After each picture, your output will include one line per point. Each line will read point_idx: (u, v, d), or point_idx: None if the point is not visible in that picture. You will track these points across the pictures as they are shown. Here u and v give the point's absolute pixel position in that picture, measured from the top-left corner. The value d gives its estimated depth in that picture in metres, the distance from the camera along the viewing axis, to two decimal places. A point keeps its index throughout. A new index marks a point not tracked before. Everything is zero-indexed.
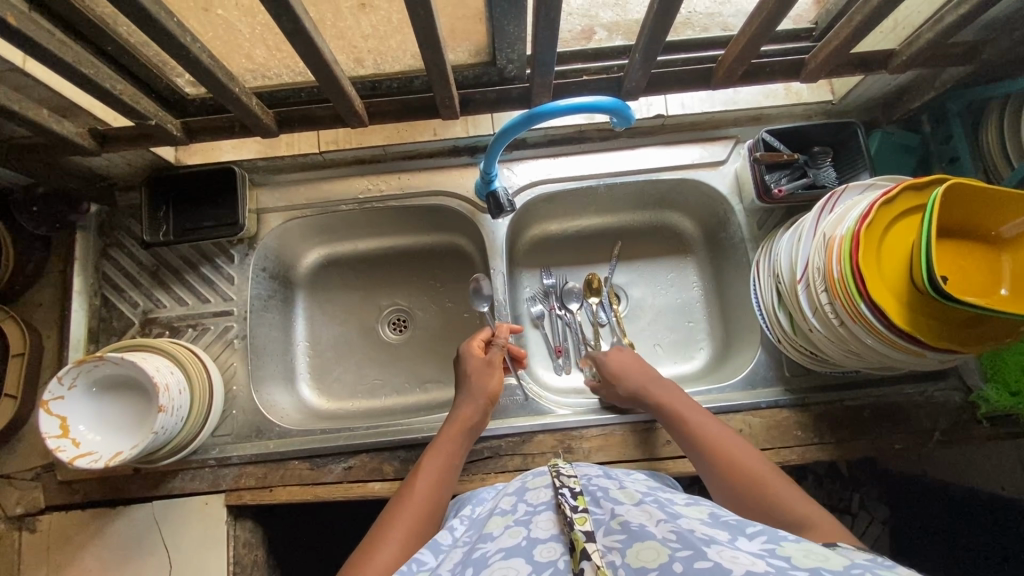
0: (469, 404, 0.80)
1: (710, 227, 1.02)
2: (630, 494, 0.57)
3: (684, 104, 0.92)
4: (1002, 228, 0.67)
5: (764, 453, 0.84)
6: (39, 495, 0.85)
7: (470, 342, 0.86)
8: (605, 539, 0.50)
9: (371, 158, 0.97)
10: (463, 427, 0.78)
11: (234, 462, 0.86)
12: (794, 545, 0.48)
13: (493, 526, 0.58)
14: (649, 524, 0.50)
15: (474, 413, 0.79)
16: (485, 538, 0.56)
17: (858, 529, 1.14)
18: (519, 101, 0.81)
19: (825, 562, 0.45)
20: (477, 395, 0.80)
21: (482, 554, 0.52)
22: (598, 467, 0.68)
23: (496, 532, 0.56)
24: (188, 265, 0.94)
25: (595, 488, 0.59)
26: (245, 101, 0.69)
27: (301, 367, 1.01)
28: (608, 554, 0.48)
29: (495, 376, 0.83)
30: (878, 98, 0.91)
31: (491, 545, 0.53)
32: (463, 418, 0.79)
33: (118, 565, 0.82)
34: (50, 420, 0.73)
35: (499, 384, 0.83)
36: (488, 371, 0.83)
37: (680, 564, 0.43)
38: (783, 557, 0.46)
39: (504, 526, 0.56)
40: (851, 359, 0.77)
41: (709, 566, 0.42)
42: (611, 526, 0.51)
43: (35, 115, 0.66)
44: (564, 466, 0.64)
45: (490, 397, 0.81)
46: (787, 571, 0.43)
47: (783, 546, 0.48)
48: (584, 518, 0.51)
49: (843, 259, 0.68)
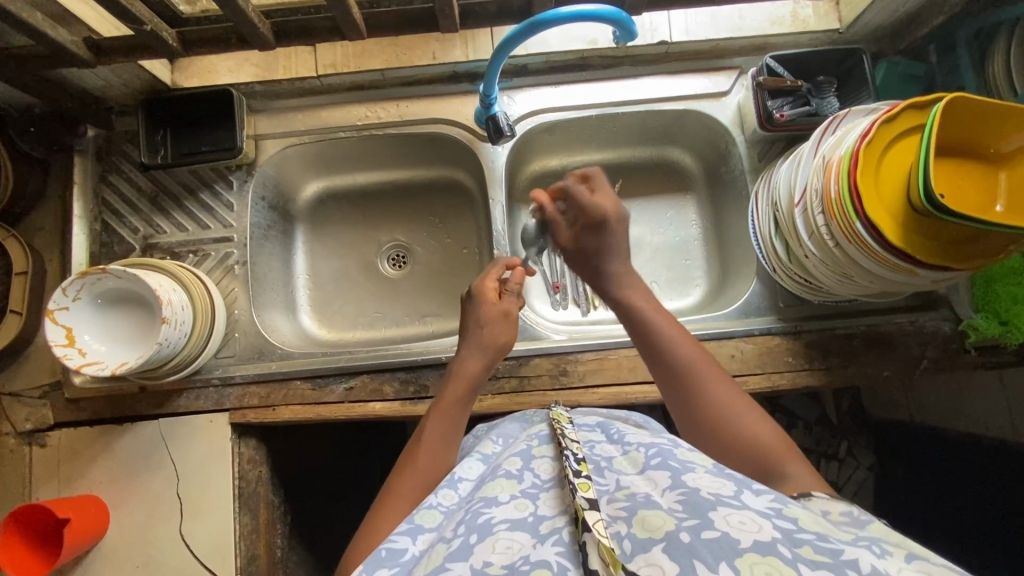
0: (474, 357, 0.73)
1: (711, 163, 1.02)
2: (633, 460, 0.57)
3: (689, 30, 0.90)
4: (1002, 144, 0.67)
5: (754, 377, 0.87)
6: (47, 412, 0.87)
7: (485, 282, 0.76)
8: (609, 508, 0.50)
9: (370, 84, 0.95)
10: (468, 383, 0.72)
11: (237, 381, 0.88)
12: (801, 508, 0.48)
13: (498, 490, 0.56)
14: (654, 493, 0.50)
15: (478, 367, 0.73)
16: (488, 501, 0.54)
17: (845, 475, 1.19)
18: (520, 15, 0.78)
19: (832, 531, 0.46)
20: (482, 348, 0.74)
21: (487, 521, 0.51)
22: (599, 428, 0.68)
23: (501, 497, 0.54)
24: (187, 191, 0.94)
25: (599, 458, 0.60)
26: (241, 5, 0.68)
27: (301, 299, 1.02)
28: (613, 524, 0.48)
29: (509, 329, 0.75)
30: (886, 27, 0.90)
31: (495, 512, 0.52)
32: (466, 375, 0.72)
33: (128, 478, 0.85)
34: (56, 329, 0.74)
35: (510, 335, 0.75)
36: (501, 323, 0.75)
37: (687, 535, 0.44)
38: (789, 519, 0.46)
39: (510, 495, 0.55)
40: (844, 284, 0.78)
41: (716, 538, 0.43)
42: (615, 495, 0.51)
43: (29, 16, 0.66)
44: (567, 426, 0.64)
45: (501, 352, 0.74)
46: (794, 536, 0.44)
47: (790, 508, 0.48)
48: (587, 485, 0.51)
49: (841, 178, 0.68)
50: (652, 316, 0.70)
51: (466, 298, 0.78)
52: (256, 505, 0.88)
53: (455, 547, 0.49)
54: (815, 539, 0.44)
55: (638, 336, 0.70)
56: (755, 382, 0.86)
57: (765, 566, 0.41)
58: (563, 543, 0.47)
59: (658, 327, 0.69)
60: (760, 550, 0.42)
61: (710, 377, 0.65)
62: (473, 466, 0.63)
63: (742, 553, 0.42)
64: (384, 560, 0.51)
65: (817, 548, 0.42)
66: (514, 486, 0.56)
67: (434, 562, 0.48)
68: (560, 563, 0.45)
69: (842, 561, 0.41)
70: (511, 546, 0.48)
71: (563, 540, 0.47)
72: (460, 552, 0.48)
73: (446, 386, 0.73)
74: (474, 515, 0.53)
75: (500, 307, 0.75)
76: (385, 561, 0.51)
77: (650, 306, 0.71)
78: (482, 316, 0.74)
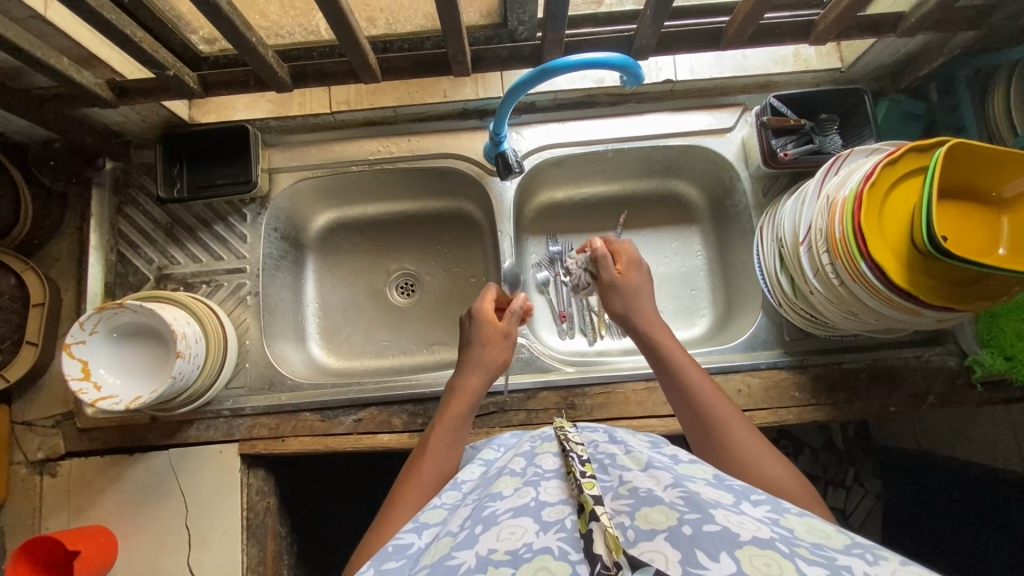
0: (476, 373, 0.77)
1: (715, 196, 1.04)
2: (637, 459, 0.57)
3: (693, 69, 0.93)
4: (1003, 189, 0.68)
5: (761, 412, 0.87)
6: (59, 442, 0.88)
7: (483, 304, 0.81)
8: (613, 504, 0.50)
9: (382, 120, 0.98)
10: (470, 397, 0.75)
11: (247, 412, 0.89)
12: (798, 519, 0.48)
13: (502, 485, 0.57)
14: (657, 488, 0.50)
15: (480, 382, 0.77)
16: (494, 496, 0.55)
17: (851, 503, 1.17)
18: (530, 59, 0.81)
19: (827, 539, 0.46)
20: (484, 365, 0.77)
21: (491, 513, 0.52)
22: (603, 430, 0.66)
23: (506, 490, 0.55)
24: (202, 223, 0.96)
25: (601, 456, 0.59)
26: (261, 52, 0.71)
27: (311, 327, 1.03)
28: (617, 517, 0.48)
29: (506, 349, 0.80)
30: (887, 67, 0.91)
31: (499, 504, 0.53)
32: (469, 389, 0.76)
33: (138, 509, 0.86)
34: (72, 363, 0.75)
35: (507, 355, 0.80)
36: (501, 343, 0.79)
37: (689, 528, 0.44)
38: (786, 527, 0.47)
39: (514, 487, 0.55)
40: (850, 321, 0.79)
41: (716, 531, 0.44)
42: (620, 491, 0.51)
43: (56, 62, 0.68)
44: (571, 431, 0.64)
45: (499, 369, 0.79)
46: (790, 540, 0.44)
47: (787, 518, 0.48)
48: (592, 483, 0.51)
49: (845, 219, 0.69)
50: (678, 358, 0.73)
51: (464, 320, 0.82)
52: (264, 537, 0.88)
53: (461, 538, 0.50)
54: (811, 547, 0.44)
55: (665, 377, 0.73)
56: (762, 416, 0.87)
57: (765, 557, 0.41)
58: (566, 530, 0.48)
59: (684, 369, 0.72)
60: (760, 544, 0.42)
61: (727, 412, 0.67)
62: (474, 470, 0.65)
63: (742, 545, 0.42)
64: (391, 554, 0.52)
65: (814, 551, 0.43)
66: (517, 480, 0.57)
67: (440, 552, 0.49)
68: (562, 548, 0.46)
69: (838, 565, 0.41)
70: (514, 533, 0.49)
71: (566, 527, 0.48)
72: (465, 541, 0.49)
73: (447, 403, 0.76)
74: (480, 509, 0.54)
75: (504, 330, 0.79)
76: (392, 555, 0.52)
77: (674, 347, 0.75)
78: (483, 336, 0.79)
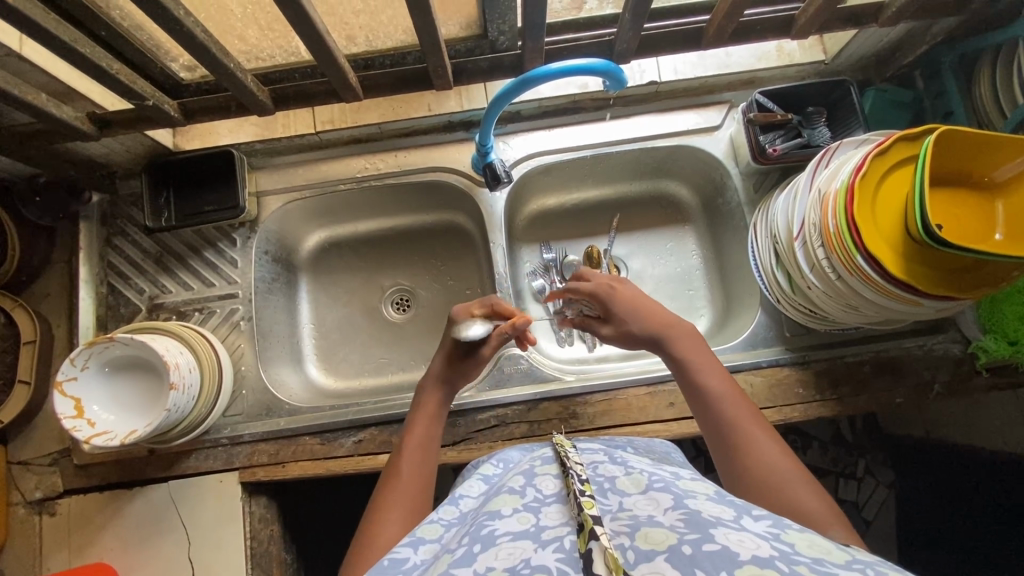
0: (431, 390, 0.76)
1: (708, 195, 1.03)
2: (636, 482, 0.56)
3: (676, 68, 0.93)
4: (996, 173, 0.68)
5: (766, 411, 0.86)
6: (57, 480, 0.87)
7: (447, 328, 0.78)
8: (612, 524, 0.48)
9: (368, 137, 0.97)
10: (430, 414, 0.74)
11: (246, 439, 0.88)
12: (799, 533, 0.47)
13: (500, 503, 0.56)
14: (657, 513, 0.49)
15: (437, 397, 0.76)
16: (492, 515, 0.54)
17: (864, 495, 1.13)
18: (512, 69, 0.81)
19: (828, 555, 0.44)
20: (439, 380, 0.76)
21: (490, 533, 0.50)
22: (603, 451, 0.66)
23: (504, 511, 0.54)
24: (191, 250, 0.95)
25: (602, 479, 0.58)
26: (240, 77, 0.70)
27: (307, 349, 1.02)
28: (617, 538, 0.47)
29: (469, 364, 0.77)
30: (871, 56, 0.91)
31: (499, 524, 0.52)
32: (427, 406, 0.75)
33: (140, 543, 0.84)
34: (65, 401, 0.75)
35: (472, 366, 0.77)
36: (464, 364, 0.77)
37: (689, 547, 0.43)
38: (787, 542, 0.45)
39: (513, 509, 0.54)
40: (850, 314, 0.78)
41: (715, 550, 0.42)
42: (618, 514, 0.50)
43: (34, 98, 0.68)
44: (571, 450, 0.63)
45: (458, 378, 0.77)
46: (791, 557, 0.42)
47: (788, 533, 0.46)
48: (591, 503, 0.50)
49: (837, 212, 0.68)
50: (703, 371, 0.68)
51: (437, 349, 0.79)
52: (268, 565, 0.87)
53: (459, 555, 0.48)
54: (811, 562, 0.42)
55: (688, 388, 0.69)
56: (766, 415, 0.86)
57: None
58: (565, 549, 0.46)
59: (711, 387, 0.67)
60: (759, 563, 0.41)
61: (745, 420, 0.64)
62: (473, 486, 0.64)
63: (742, 565, 0.41)
64: (387, 568, 0.50)
65: (814, 568, 0.41)
66: (516, 500, 0.56)
67: (439, 570, 0.47)
68: (560, 568, 0.44)
69: None
70: (513, 552, 0.47)
71: (564, 547, 0.46)
72: (463, 559, 0.47)
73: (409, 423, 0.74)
74: (478, 526, 0.52)
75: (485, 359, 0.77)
76: (388, 569, 0.50)
77: (700, 360, 0.70)
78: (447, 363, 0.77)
